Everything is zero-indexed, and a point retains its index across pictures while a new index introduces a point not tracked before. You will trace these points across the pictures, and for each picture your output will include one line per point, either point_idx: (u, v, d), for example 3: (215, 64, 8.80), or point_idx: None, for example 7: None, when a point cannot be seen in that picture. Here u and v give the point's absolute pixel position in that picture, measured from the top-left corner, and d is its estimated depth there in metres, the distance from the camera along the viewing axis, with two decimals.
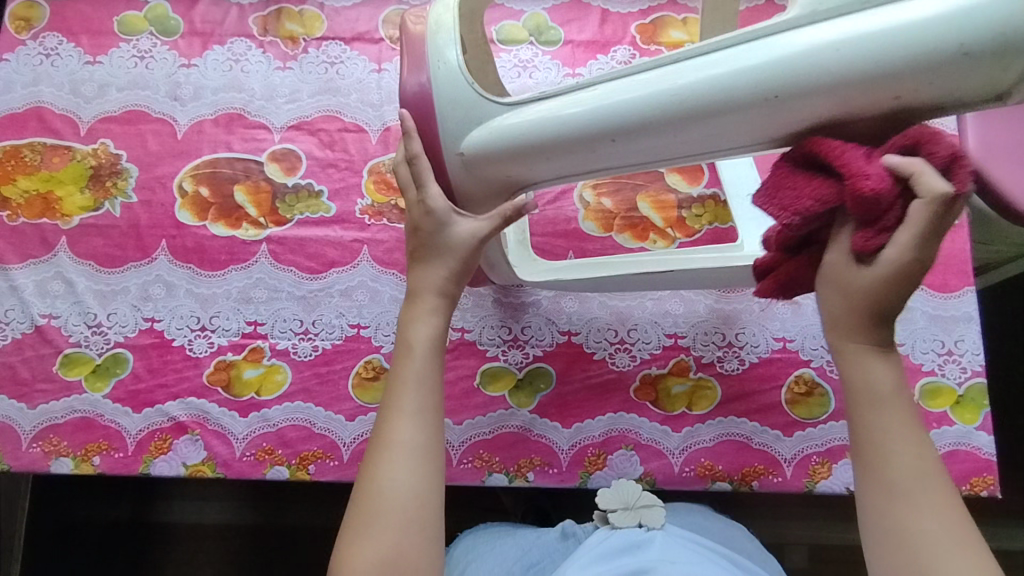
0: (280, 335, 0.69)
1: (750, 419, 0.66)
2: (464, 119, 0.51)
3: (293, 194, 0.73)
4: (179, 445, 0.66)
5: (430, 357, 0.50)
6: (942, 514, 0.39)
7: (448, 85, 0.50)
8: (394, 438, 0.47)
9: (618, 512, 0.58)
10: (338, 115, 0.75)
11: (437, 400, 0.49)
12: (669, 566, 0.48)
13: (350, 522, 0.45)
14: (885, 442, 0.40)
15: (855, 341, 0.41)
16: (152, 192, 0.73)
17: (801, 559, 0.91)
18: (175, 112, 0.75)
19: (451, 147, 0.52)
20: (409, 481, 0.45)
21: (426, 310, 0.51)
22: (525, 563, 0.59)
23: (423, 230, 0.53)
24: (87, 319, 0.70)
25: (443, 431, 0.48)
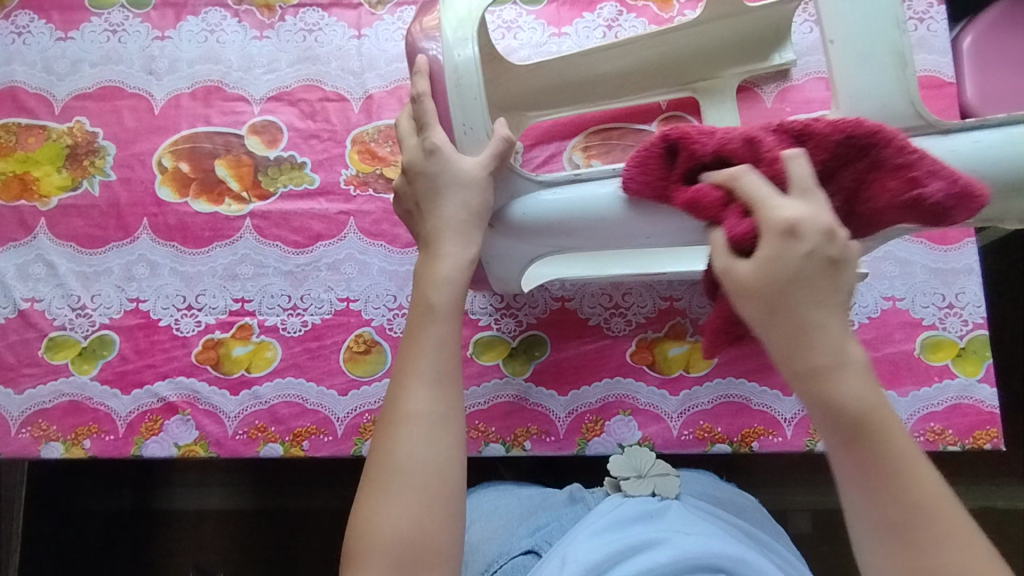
0: (268, 312, 0.68)
1: (749, 379, 0.65)
2: (462, 103, 0.48)
3: (276, 166, 0.71)
4: (170, 425, 0.65)
5: (451, 318, 0.45)
6: (921, 497, 0.33)
7: (469, 81, 0.48)
8: (411, 408, 0.42)
9: (631, 481, 0.56)
10: (319, 84, 0.73)
11: (455, 363, 0.44)
12: (683, 537, 0.45)
13: (364, 497, 0.41)
14: (866, 484, 0.33)
15: (810, 379, 0.33)
16: (131, 169, 0.71)
17: (806, 525, 0.90)
18: (151, 87, 0.73)
19: (458, 120, 0.49)
20: (427, 453, 0.41)
21: (440, 267, 0.47)
22: (532, 526, 0.57)
23: (423, 173, 0.49)
24: (71, 302, 0.68)
25: (463, 398, 0.44)
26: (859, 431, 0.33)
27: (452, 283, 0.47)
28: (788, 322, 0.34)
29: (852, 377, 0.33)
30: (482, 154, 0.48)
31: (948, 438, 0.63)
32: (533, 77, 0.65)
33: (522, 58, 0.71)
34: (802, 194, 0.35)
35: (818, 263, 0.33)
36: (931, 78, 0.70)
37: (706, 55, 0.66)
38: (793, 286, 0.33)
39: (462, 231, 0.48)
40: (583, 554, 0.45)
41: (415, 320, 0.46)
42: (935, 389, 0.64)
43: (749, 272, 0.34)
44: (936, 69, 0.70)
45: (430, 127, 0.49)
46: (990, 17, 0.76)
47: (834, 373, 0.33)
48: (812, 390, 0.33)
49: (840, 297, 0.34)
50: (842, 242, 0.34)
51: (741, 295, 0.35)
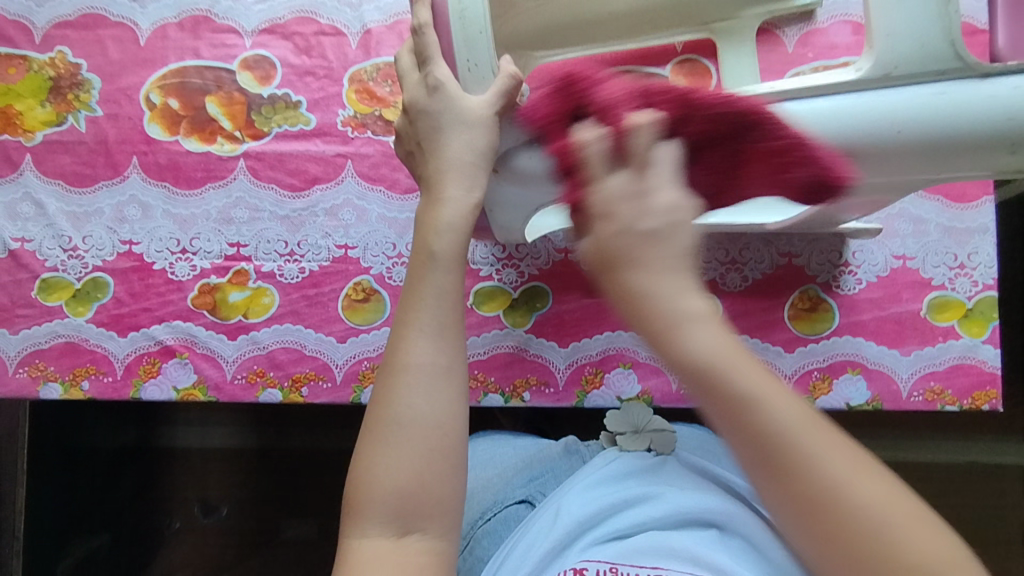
0: (265, 257, 0.66)
1: (751, 335, 0.65)
2: (467, 40, 0.45)
3: (269, 105, 0.68)
4: (168, 368, 0.65)
5: (449, 267, 0.44)
6: (797, 424, 0.32)
7: (474, 14, 0.44)
8: (409, 359, 0.41)
9: (627, 436, 0.56)
10: (314, 16, 0.68)
11: (455, 314, 0.43)
12: (678, 491, 0.46)
13: (365, 447, 0.41)
14: (773, 467, 0.32)
15: (683, 325, 0.33)
16: (119, 105, 0.68)
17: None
18: (135, 15, 0.69)
19: (463, 57, 0.46)
20: (427, 406, 0.40)
21: (442, 213, 0.44)
22: (527, 476, 0.58)
23: (427, 111, 0.47)
24: (62, 243, 0.67)
25: (462, 350, 0.43)
26: (710, 375, 0.32)
27: (454, 230, 0.44)
28: (697, 325, 0.33)
29: (700, 326, 0.33)
30: (491, 93, 0.46)
31: (946, 398, 0.63)
32: (541, 13, 0.61)
33: None
34: (641, 168, 0.35)
35: (633, 239, 0.33)
36: None
37: None
38: (649, 239, 0.33)
39: (467, 171, 0.46)
40: (576, 507, 0.47)
41: (413, 270, 0.44)
42: (938, 349, 0.63)
43: (638, 284, 0.33)
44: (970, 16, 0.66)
45: (432, 64, 0.47)
46: None
47: (684, 336, 0.32)
48: (697, 376, 0.32)
49: (689, 277, 0.34)
50: (658, 205, 0.34)
51: (629, 287, 0.33)
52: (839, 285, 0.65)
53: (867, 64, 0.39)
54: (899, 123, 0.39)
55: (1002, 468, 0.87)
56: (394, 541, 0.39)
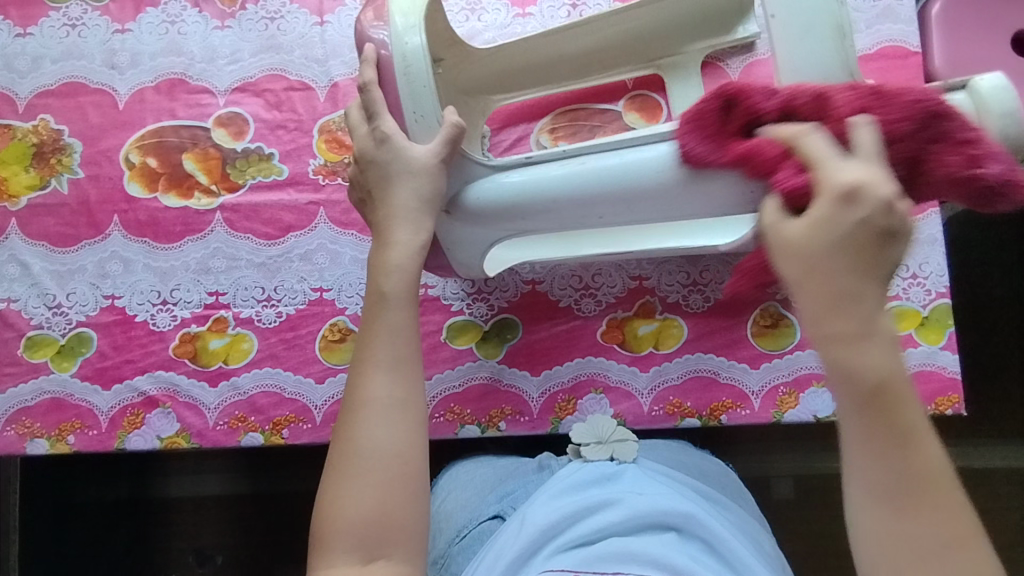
0: (243, 304, 0.69)
1: (717, 354, 0.67)
2: (411, 90, 0.49)
3: (243, 159, 0.71)
4: (152, 418, 0.67)
5: (403, 304, 0.46)
6: (892, 469, 0.34)
7: (417, 70, 0.48)
8: (369, 393, 0.43)
9: (590, 446, 0.61)
10: (283, 73, 0.72)
11: (410, 348, 0.45)
12: (637, 495, 0.52)
13: (329, 481, 0.42)
14: (876, 457, 0.34)
15: (826, 326, 0.34)
16: (99, 166, 0.71)
17: (788, 490, 0.94)
18: (114, 81, 0.72)
19: (408, 108, 0.49)
20: (390, 436, 0.42)
21: (391, 255, 0.47)
22: (501, 493, 0.61)
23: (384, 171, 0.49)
24: (47, 301, 0.69)
25: (422, 382, 0.45)
26: (859, 336, 0.33)
27: (403, 270, 0.47)
28: (826, 284, 0.33)
29: (860, 345, 0.33)
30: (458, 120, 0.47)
31: None
32: (495, 61, 0.65)
33: (487, 41, 0.71)
34: (866, 159, 0.35)
35: (870, 233, 0.33)
36: (894, 47, 0.68)
37: (668, 32, 0.66)
38: (829, 249, 0.34)
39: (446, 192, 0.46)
40: (540, 516, 0.51)
41: (369, 310, 0.47)
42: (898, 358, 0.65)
43: (813, 234, 0.34)
44: (903, 39, 0.69)
45: (381, 117, 0.50)
46: None
47: (869, 336, 0.33)
48: (845, 354, 0.33)
49: (877, 258, 0.34)
50: (902, 214, 0.34)
51: (784, 254, 0.35)
52: None
53: None
54: None
55: (997, 471, 0.87)
56: (360, 568, 0.40)
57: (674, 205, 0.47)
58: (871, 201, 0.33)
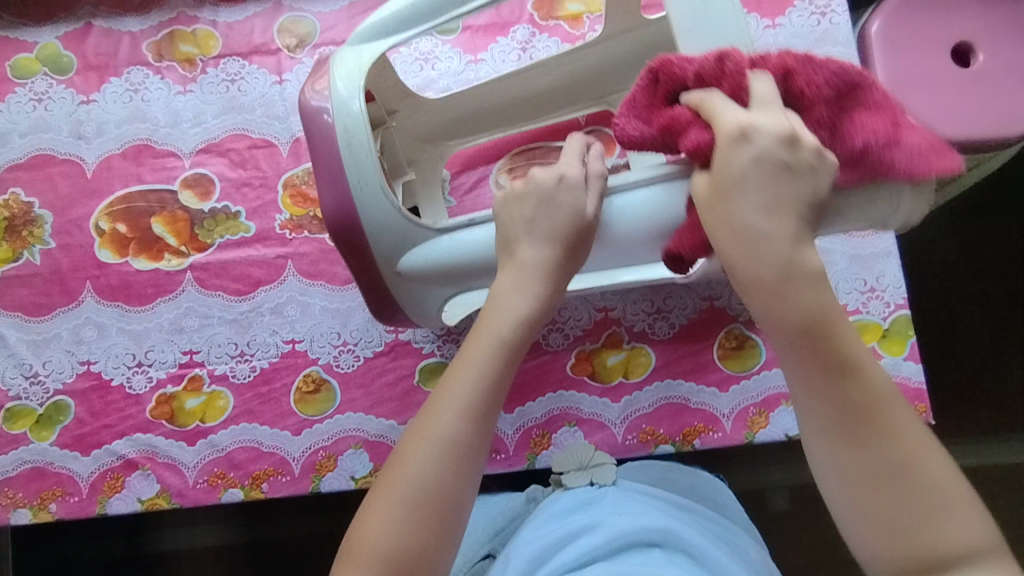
0: (217, 361, 0.70)
1: (685, 380, 0.67)
2: (355, 158, 0.50)
3: (211, 218, 0.72)
4: (132, 481, 0.67)
5: (499, 352, 0.46)
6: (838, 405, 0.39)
7: (360, 140, 0.50)
8: (435, 428, 0.44)
9: (571, 473, 0.62)
10: (245, 132, 0.74)
11: (490, 403, 0.45)
12: (614, 515, 0.53)
13: (370, 499, 0.44)
14: (816, 395, 0.40)
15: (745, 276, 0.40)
16: (70, 235, 0.72)
17: (784, 500, 0.94)
18: (81, 151, 0.74)
19: (353, 175, 0.50)
20: (440, 481, 0.43)
21: (494, 317, 0.46)
22: (490, 530, 0.62)
23: (580, 189, 0.46)
24: (24, 371, 0.70)
25: (486, 438, 0.45)
26: (782, 280, 0.39)
27: (519, 322, 0.46)
28: (761, 221, 0.39)
29: (785, 276, 0.39)
30: (575, 150, 0.48)
31: None
32: (448, 109, 0.67)
33: (441, 89, 0.73)
34: (761, 106, 0.41)
35: (768, 166, 0.39)
36: (835, 69, 0.71)
37: (613, 70, 0.68)
38: (740, 181, 0.40)
39: (554, 232, 0.46)
40: (524, 548, 0.52)
41: (471, 340, 0.47)
42: None
43: (740, 163, 0.40)
44: (843, 61, 0.71)
45: (329, 187, 0.51)
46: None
47: (791, 286, 0.40)
48: (769, 302, 0.40)
49: (793, 196, 0.40)
50: (807, 148, 0.40)
51: (717, 228, 0.41)
52: None
53: None
54: None
55: (988, 469, 0.86)
56: None
57: (619, 255, 0.50)
58: (800, 152, 0.40)
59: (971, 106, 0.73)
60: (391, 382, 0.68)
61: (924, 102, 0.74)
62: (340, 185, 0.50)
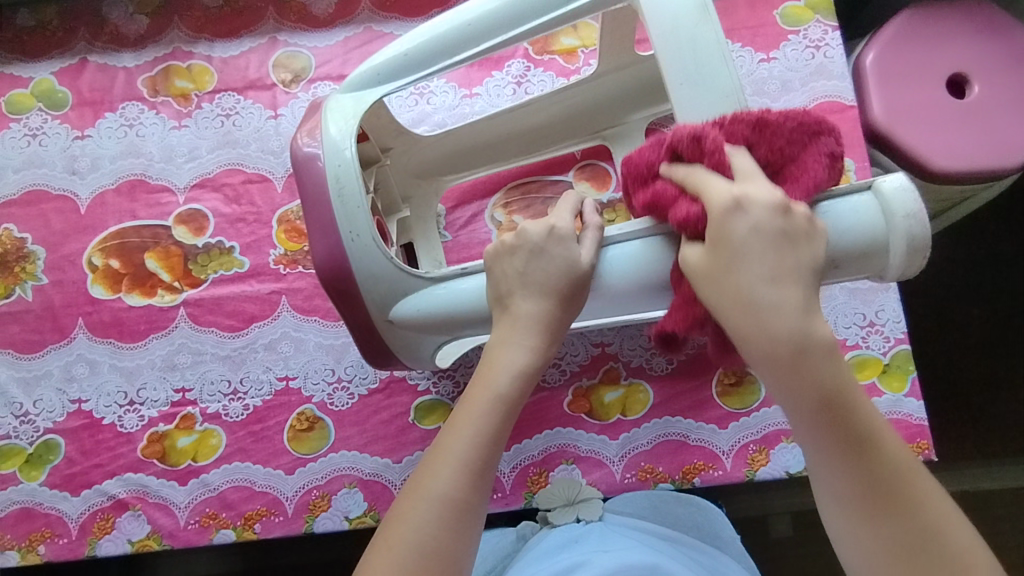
0: (209, 398, 0.69)
1: (684, 416, 0.67)
2: (346, 207, 0.49)
3: (204, 254, 0.72)
4: (122, 522, 0.66)
5: (494, 409, 0.44)
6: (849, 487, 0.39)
7: (351, 189, 0.49)
8: (430, 485, 0.42)
9: (558, 510, 0.62)
10: (240, 167, 0.74)
11: (485, 460, 0.43)
12: (599, 553, 0.52)
13: (365, 563, 0.42)
14: (842, 473, 0.38)
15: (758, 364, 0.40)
16: (63, 271, 0.72)
17: (786, 528, 0.93)
18: (75, 186, 0.74)
19: (345, 224, 0.50)
20: (437, 538, 0.41)
21: (488, 373, 0.45)
22: (480, 568, 0.61)
23: (573, 241, 0.46)
24: (14, 410, 0.69)
25: (484, 496, 0.43)
26: (798, 355, 0.38)
27: (512, 375, 0.44)
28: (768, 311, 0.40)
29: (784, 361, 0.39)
30: (567, 208, 0.49)
31: None
32: (442, 146, 0.67)
33: (436, 123, 0.73)
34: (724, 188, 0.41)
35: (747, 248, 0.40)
36: (831, 102, 0.70)
37: (608, 105, 0.68)
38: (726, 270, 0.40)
39: (548, 283, 0.45)
40: None
41: (467, 394, 0.45)
42: None
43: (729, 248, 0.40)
44: (838, 94, 0.71)
45: (321, 236, 0.50)
46: (890, 30, 0.77)
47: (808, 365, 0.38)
48: (786, 379, 0.38)
49: (795, 268, 0.39)
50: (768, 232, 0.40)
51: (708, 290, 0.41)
52: None
53: None
54: None
55: (993, 499, 0.85)
56: None
57: (616, 305, 0.49)
58: (794, 219, 0.39)
59: (967, 138, 0.73)
60: (386, 420, 0.67)
61: (920, 133, 0.74)
62: (332, 233, 0.50)
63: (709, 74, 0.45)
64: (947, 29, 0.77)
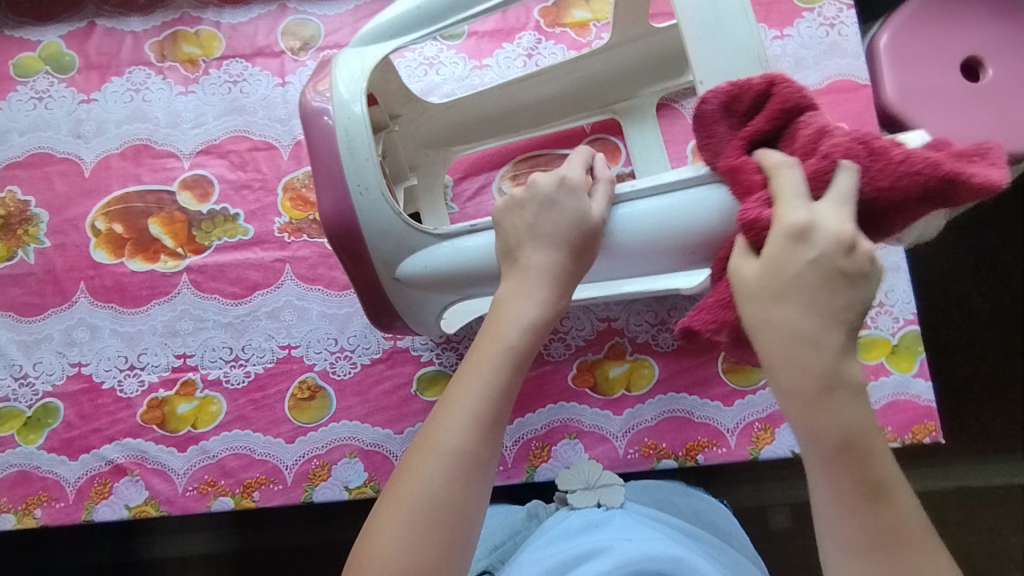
0: (210, 365, 0.68)
1: (690, 393, 0.66)
2: (355, 160, 0.49)
3: (208, 220, 0.71)
4: (120, 487, 0.65)
5: (503, 362, 0.43)
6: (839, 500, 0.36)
7: (361, 144, 0.49)
8: (441, 440, 0.41)
9: (577, 492, 0.60)
10: (246, 134, 0.73)
11: (495, 414, 0.42)
12: (624, 542, 0.50)
13: (375, 519, 0.41)
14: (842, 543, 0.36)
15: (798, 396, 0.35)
16: (66, 235, 0.71)
17: (786, 519, 0.91)
18: (80, 150, 0.73)
19: (354, 178, 0.49)
20: (449, 492, 0.41)
21: (499, 327, 0.44)
22: (488, 544, 0.60)
23: (583, 194, 0.46)
24: (14, 372, 0.69)
25: (495, 452, 0.42)
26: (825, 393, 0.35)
27: (519, 325, 0.44)
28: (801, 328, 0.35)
29: (841, 363, 0.35)
30: (579, 162, 0.48)
31: (887, 435, 0.64)
32: (451, 114, 0.67)
33: (445, 94, 0.72)
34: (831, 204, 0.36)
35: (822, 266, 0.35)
36: (845, 81, 0.70)
37: (621, 78, 0.67)
38: (800, 293, 0.35)
39: (559, 236, 0.45)
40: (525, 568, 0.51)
41: (476, 350, 0.44)
42: (872, 388, 0.65)
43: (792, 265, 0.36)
44: (852, 73, 0.70)
45: (328, 192, 0.50)
46: (904, 13, 0.76)
47: (838, 397, 0.35)
48: (812, 415, 0.35)
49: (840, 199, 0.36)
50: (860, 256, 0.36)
51: (748, 299, 0.37)
52: None
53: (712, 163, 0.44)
54: None
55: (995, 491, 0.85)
56: None
57: (624, 267, 0.48)
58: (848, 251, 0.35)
59: (982, 121, 0.72)
60: (388, 390, 0.67)
61: (933, 116, 0.73)
62: (340, 186, 0.49)
63: (728, 32, 0.44)
64: (963, 12, 0.77)
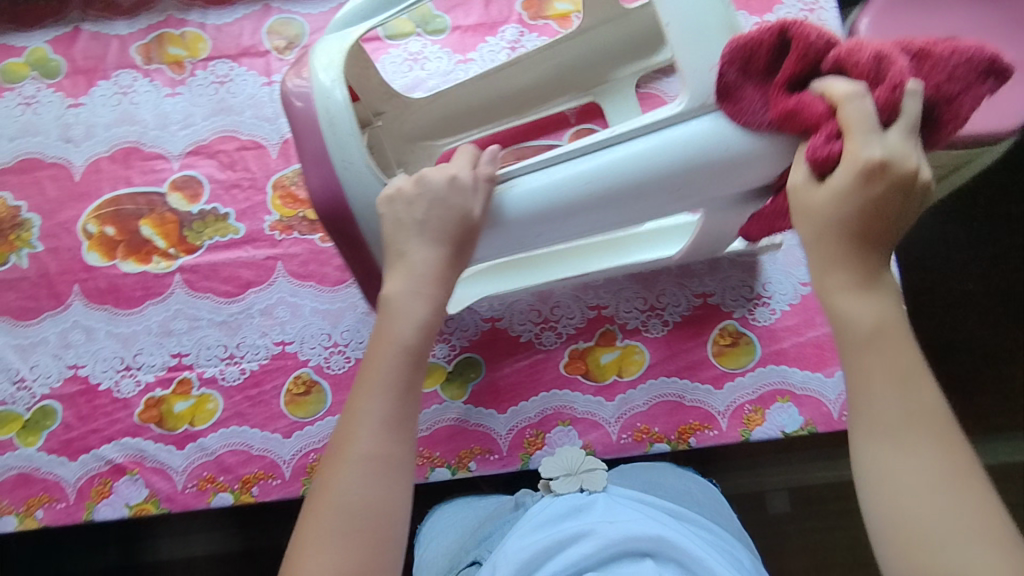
0: (206, 363, 0.69)
1: (680, 376, 0.67)
2: (339, 138, 0.50)
3: (200, 220, 0.72)
4: (119, 486, 0.66)
5: (406, 362, 0.47)
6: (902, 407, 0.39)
7: (342, 122, 0.49)
8: (355, 447, 0.45)
9: (560, 479, 0.61)
10: (235, 134, 0.73)
11: (406, 409, 0.47)
12: (608, 525, 0.52)
13: (303, 534, 0.44)
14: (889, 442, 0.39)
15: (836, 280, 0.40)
16: (58, 238, 0.72)
17: (782, 503, 0.92)
18: (69, 154, 0.74)
19: (338, 156, 0.50)
20: (363, 495, 0.44)
21: (387, 334, 0.48)
22: (478, 537, 0.61)
23: (472, 191, 0.49)
24: (10, 376, 0.69)
25: (409, 444, 0.46)
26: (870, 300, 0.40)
27: (416, 326, 0.48)
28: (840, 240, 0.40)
29: (862, 295, 0.40)
30: (464, 157, 0.51)
31: None
32: (434, 107, 0.67)
33: (429, 88, 0.72)
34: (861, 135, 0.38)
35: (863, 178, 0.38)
36: None
37: (600, 58, 0.67)
38: (840, 223, 0.39)
39: (444, 234, 0.49)
40: (512, 555, 0.51)
41: (373, 357, 0.48)
42: None
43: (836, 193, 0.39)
44: None
45: (315, 171, 0.50)
46: None
47: (876, 284, 0.40)
48: (858, 319, 0.40)
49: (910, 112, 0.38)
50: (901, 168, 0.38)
51: (804, 215, 0.41)
52: (754, 317, 0.68)
53: (686, 99, 0.45)
54: (726, 146, 0.44)
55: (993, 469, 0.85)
56: None
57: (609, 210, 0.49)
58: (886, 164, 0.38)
59: None
60: None
61: None
62: (325, 166, 0.50)
63: None
64: None
